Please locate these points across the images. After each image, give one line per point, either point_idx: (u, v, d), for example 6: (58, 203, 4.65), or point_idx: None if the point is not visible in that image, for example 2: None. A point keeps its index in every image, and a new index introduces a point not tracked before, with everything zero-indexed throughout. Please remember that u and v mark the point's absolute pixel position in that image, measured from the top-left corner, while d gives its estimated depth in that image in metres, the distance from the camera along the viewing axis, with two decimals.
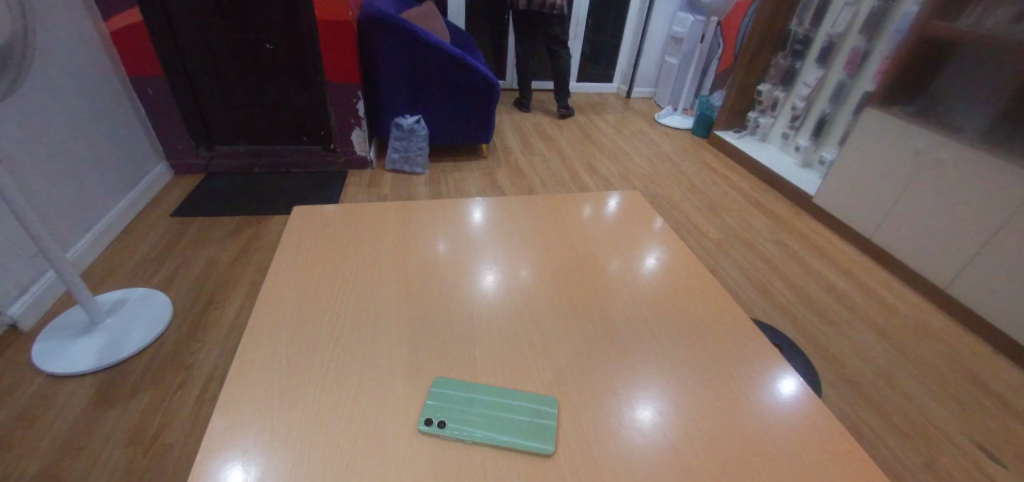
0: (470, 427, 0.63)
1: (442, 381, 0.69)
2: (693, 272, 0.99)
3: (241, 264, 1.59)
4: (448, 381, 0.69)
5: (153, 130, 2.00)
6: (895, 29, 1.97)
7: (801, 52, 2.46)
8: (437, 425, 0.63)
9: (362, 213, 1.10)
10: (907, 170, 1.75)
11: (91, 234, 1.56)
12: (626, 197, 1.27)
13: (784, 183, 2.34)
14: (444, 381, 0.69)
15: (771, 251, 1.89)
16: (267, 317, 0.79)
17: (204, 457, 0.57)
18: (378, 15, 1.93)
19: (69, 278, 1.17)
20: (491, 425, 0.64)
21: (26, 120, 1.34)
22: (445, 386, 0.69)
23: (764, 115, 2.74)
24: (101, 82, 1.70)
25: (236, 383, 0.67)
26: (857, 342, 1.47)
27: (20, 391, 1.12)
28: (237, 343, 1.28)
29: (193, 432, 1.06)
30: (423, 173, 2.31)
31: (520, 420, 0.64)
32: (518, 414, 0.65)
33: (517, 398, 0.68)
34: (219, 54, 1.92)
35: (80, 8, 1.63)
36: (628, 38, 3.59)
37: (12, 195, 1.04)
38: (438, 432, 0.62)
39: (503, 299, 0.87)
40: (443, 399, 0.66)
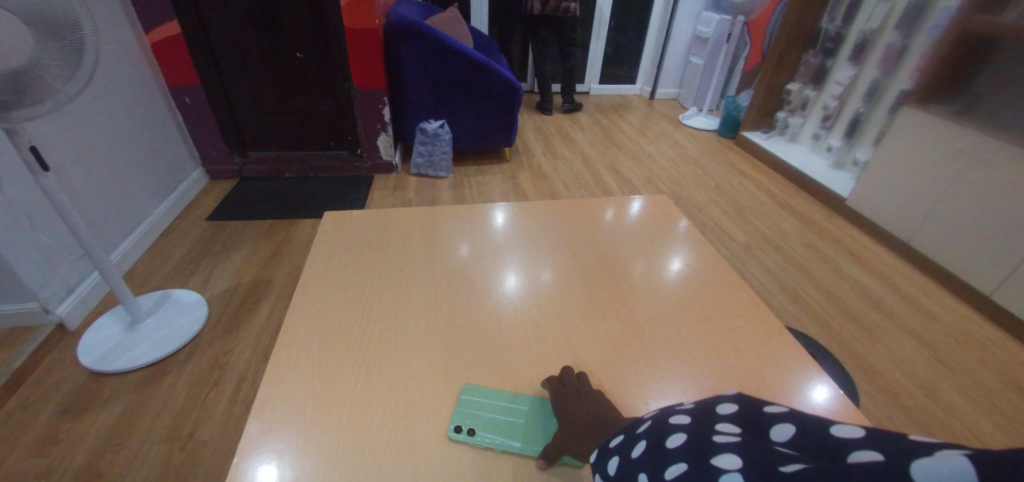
0: (497, 436, 0.63)
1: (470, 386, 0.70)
2: (722, 277, 0.97)
3: (273, 266, 1.64)
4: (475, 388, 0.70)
5: (190, 138, 2.09)
6: (934, 24, 1.87)
7: (832, 50, 2.39)
8: (466, 433, 0.63)
9: (390, 217, 1.12)
10: (949, 172, 1.67)
11: (132, 238, 1.63)
12: (652, 201, 1.24)
13: (816, 184, 2.27)
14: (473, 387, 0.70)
15: (802, 255, 1.83)
16: (300, 321, 0.80)
17: (241, 459, 0.59)
18: (403, 22, 1.97)
19: (112, 279, 1.23)
20: (512, 434, 0.64)
21: (74, 130, 1.41)
22: (474, 393, 0.69)
23: (793, 115, 2.67)
24: (142, 92, 1.78)
25: (272, 383, 0.69)
26: (895, 350, 1.41)
27: (68, 386, 1.18)
28: (269, 344, 1.32)
29: (226, 430, 1.09)
30: (446, 177, 2.34)
31: (539, 433, 0.64)
32: (538, 428, 0.65)
33: (540, 408, 0.68)
34: (252, 63, 1.98)
35: (124, 23, 1.72)
36: (652, 39, 3.55)
37: (64, 205, 1.10)
38: (467, 440, 0.62)
39: (527, 303, 0.87)
40: (471, 405, 0.66)
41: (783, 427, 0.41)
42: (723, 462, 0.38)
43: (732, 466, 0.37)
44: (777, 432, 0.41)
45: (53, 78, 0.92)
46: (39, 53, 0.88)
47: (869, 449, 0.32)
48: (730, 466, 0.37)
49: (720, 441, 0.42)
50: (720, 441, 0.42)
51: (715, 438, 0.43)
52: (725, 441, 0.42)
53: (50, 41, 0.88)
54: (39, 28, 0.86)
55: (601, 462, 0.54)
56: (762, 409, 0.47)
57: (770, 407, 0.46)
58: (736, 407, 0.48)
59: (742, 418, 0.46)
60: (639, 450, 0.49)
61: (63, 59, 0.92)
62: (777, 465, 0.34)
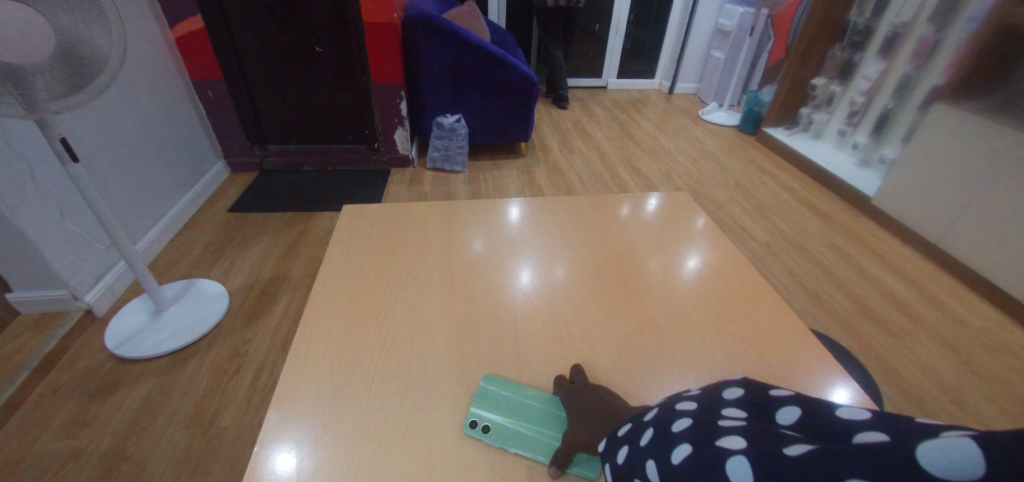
0: (510, 435, 0.63)
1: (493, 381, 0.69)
2: (742, 276, 0.95)
3: (292, 257, 1.66)
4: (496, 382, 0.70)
5: (212, 131, 2.13)
6: (969, 17, 1.78)
7: (861, 44, 2.31)
8: (481, 430, 0.62)
9: (406, 211, 1.12)
10: (983, 170, 1.60)
11: (156, 228, 1.67)
12: (670, 197, 1.22)
13: (840, 183, 2.21)
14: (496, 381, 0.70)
15: (824, 255, 1.79)
16: (319, 313, 0.81)
17: (262, 447, 0.60)
18: (421, 16, 1.97)
19: (138, 268, 1.26)
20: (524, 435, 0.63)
21: (101, 122, 1.45)
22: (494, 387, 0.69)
23: (818, 110, 2.60)
24: (166, 85, 1.82)
25: (291, 373, 0.70)
26: (920, 354, 1.37)
27: (96, 371, 1.22)
28: (288, 334, 1.34)
29: (246, 417, 1.12)
30: (462, 171, 2.34)
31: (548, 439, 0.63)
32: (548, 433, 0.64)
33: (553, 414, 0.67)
34: (272, 57, 2.01)
35: (150, 18, 1.75)
36: (672, 32, 3.49)
37: (92, 195, 1.13)
38: (480, 438, 0.62)
39: (544, 298, 0.87)
40: (486, 400, 0.66)
41: (789, 410, 0.40)
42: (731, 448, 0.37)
43: (736, 450, 0.36)
44: (784, 415, 0.39)
45: (82, 76, 0.95)
46: (68, 52, 0.90)
47: (881, 433, 0.30)
48: (737, 449, 0.36)
49: (725, 425, 0.41)
50: (726, 426, 0.41)
51: (721, 424, 0.41)
52: (731, 426, 0.41)
53: (77, 40, 0.90)
54: (66, 27, 0.88)
55: (609, 449, 0.53)
56: (769, 393, 0.46)
57: (777, 391, 0.45)
58: (743, 393, 0.47)
59: (750, 404, 0.45)
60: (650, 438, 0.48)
61: (90, 56, 0.94)
62: (783, 449, 0.33)
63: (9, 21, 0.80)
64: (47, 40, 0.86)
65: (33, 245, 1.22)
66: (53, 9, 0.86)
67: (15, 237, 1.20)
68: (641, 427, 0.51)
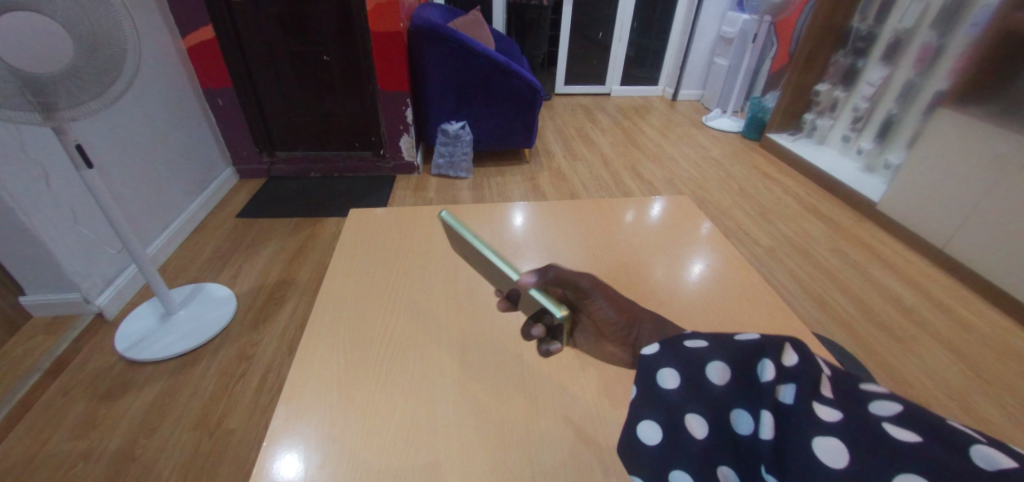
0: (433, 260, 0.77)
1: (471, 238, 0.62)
2: (745, 280, 0.96)
3: (299, 261, 1.69)
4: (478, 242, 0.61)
5: (222, 138, 2.17)
6: (973, 23, 1.78)
7: (864, 50, 2.32)
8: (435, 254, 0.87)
9: (412, 214, 1.14)
10: (988, 176, 1.60)
11: (167, 232, 1.70)
12: (673, 202, 1.23)
13: (845, 188, 2.20)
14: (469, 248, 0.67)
15: (830, 260, 1.78)
16: (327, 313, 0.83)
17: (269, 443, 0.61)
18: (426, 25, 2.00)
19: (148, 271, 1.28)
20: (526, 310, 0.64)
21: (115, 129, 1.48)
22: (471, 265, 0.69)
23: (822, 117, 2.61)
24: (178, 93, 1.86)
25: (299, 371, 0.72)
26: (926, 359, 1.36)
27: (106, 373, 1.24)
28: (295, 337, 1.36)
29: (252, 419, 1.13)
30: (466, 177, 2.36)
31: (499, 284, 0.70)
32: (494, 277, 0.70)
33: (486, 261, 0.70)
34: (281, 66, 2.05)
35: (162, 27, 1.80)
36: (676, 40, 3.52)
37: (105, 200, 1.16)
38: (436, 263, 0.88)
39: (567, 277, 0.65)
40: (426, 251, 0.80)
41: (889, 407, 0.33)
42: (825, 448, 0.32)
43: (840, 457, 0.31)
44: (886, 417, 0.32)
45: (96, 81, 0.97)
46: (83, 55, 0.92)
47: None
48: (836, 460, 0.31)
49: (819, 404, 0.35)
50: (818, 404, 0.35)
51: (809, 402, 0.35)
52: (827, 409, 0.34)
53: (90, 42, 0.92)
54: (79, 29, 0.90)
55: (690, 361, 0.45)
56: (867, 384, 0.37)
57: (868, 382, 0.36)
58: (829, 368, 0.39)
59: (839, 379, 0.37)
60: (745, 379, 0.40)
61: (106, 59, 0.96)
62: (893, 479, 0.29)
63: (20, 32, 0.82)
64: (64, 41, 0.88)
65: (47, 249, 1.25)
66: (62, 13, 0.87)
67: (29, 242, 1.23)
68: (727, 359, 0.43)
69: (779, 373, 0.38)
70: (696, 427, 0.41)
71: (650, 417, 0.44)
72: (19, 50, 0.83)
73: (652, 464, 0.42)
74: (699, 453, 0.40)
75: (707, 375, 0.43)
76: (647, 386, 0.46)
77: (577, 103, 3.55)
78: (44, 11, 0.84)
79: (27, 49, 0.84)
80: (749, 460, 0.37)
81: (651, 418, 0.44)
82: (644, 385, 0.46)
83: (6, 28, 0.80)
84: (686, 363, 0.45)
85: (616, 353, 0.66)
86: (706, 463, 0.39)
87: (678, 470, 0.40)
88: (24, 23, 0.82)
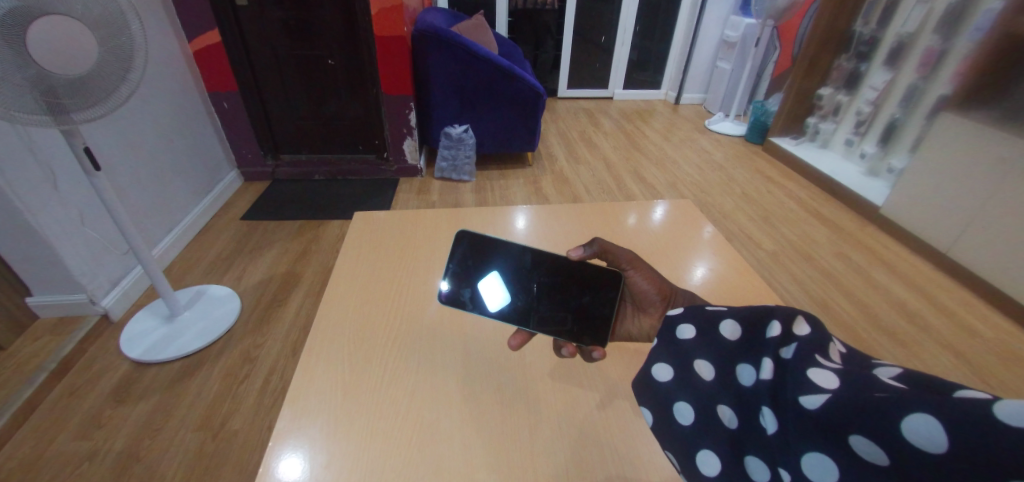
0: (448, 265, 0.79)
1: (494, 263, 0.70)
2: (748, 284, 0.96)
3: (303, 264, 1.70)
4: (508, 253, 0.70)
5: (227, 141, 2.18)
6: (976, 27, 1.78)
7: (866, 54, 2.32)
8: None
9: (416, 218, 1.14)
10: (992, 181, 1.59)
11: (172, 234, 1.71)
12: (675, 206, 1.23)
13: (848, 192, 2.20)
14: (490, 280, 0.70)
15: (833, 264, 1.78)
16: (332, 315, 0.84)
17: (275, 442, 0.62)
18: (430, 30, 2.01)
19: (153, 272, 1.29)
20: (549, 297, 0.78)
21: (121, 132, 1.49)
22: (490, 303, 0.69)
23: (825, 120, 2.61)
24: (184, 96, 1.87)
25: (305, 368, 0.73)
26: (930, 364, 1.35)
27: (111, 374, 1.24)
28: (298, 339, 1.37)
29: (256, 421, 1.14)
30: (469, 180, 2.37)
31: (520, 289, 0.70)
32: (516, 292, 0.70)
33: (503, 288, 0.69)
34: (286, 70, 2.07)
35: (169, 31, 1.81)
36: (678, 44, 3.53)
37: (112, 203, 1.17)
38: None
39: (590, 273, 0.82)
40: None
41: (893, 370, 0.36)
42: (822, 383, 0.36)
43: (832, 383, 0.35)
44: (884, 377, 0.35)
45: (116, 74, 0.99)
46: (102, 52, 0.94)
47: (1015, 418, 0.25)
48: (827, 387, 0.35)
49: (822, 360, 0.38)
50: (822, 359, 0.38)
51: (811, 360, 0.38)
52: (828, 362, 0.38)
53: (104, 29, 0.94)
54: (91, 20, 0.91)
55: (707, 319, 0.51)
56: (877, 363, 0.39)
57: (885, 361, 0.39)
58: (848, 348, 0.42)
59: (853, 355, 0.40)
60: (754, 334, 0.45)
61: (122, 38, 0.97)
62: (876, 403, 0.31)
63: (52, 43, 0.85)
64: (84, 30, 0.90)
65: (54, 251, 1.26)
66: (73, 7, 0.87)
67: (36, 244, 1.24)
68: (744, 324, 0.47)
69: (785, 333, 0.42)
70: (704, 370, 0.47)
71: (664, 361, 0.51)
72: (52, 59, 0.87)
73: (660, 397, 0.49)
74: (704, 392, 0.46)
75: (720, 329, 0.49)
76: (666, 339, 0.53)
77: (580, 106, 3.55)
78: (60, 11, 0.86)
79: (66, 57, 0.88)
80: (748, 403, 0.42)
81: (664, 361, 0.51)
82: (665, 337, 0.53)
83: (39, 43, 0.84)
84: (703, 322, 0.50)
85: (652, 327, 0.72)
86: (709, 401, 0.45)
87: (682, 402, 0.47)
88: (49, 31, 0.85)
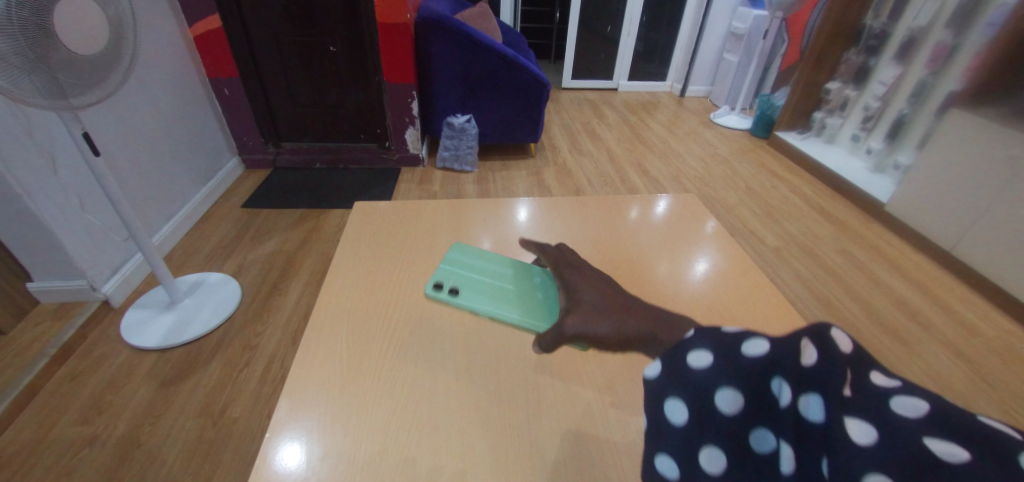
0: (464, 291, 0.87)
1: None
2: (749, 279, 0.95)
3: (304, 252, 1.70)
4: None
5: (227, 128, 2.16)
6: (988, 22, 1.75)
7: (876, 48, 2.28)
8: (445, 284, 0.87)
9: (417, 207, 1.13)
10: (1000, 178, 1.57)
11: (172, 221, 1.71)
12: (678, 200, 1.22)
13: (852, 188, 2.18)
14: None
15: (835, 260, 1.77)
16: (331, 304, 0.83)
17: (272, 435, 0.61)
18: (434, 17, 1.99)
19: (153, 259, 1.28)
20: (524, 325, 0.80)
21: (123, 118, 1.49)
22: None
23: (832, 115, 2.58)
24: (184, 82, 1.85)
25: (303, 359, 0.72)
26: (931, 363, 1.34)
27: (112, 360, 1.25)
28: (298, 328, 1.36)
29: (256, 409, 1.14)
30: (471, 171, 2.36)
31: None
32: None
33: None
34: (288, 56, 2.04)
35: (169, 15, 1.78)
36: (685, 35, 3.48)
37: (112, 189, 1.16)
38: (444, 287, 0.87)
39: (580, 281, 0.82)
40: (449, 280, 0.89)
41: (914, 404, 0.30)
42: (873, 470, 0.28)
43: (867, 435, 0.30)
44: (911, 419, 0.29)
45: (117, 49, 0.99)
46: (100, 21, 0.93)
47: None
48: (863, 442, 0.30)
49: (848, 417, 0.32)
50: (847, 417, 0.32)
51: (836, 413, 0.32)
52: (856, 421, 0.31)
53: None
54: None
55: (696, 381, 0.41)
56: (878, 374, 0.34)
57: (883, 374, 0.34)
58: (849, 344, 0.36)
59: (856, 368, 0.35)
60: (761, 395, 0.37)
61: (113, 12, 0.96)
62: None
63: (72, 34, 0.88)
64: (83, 5, 0.88)
65: (55, 237, 1.26)
66: None
67: (36, 230, 1.24)
68: (736, 376, 0.39)
69: (795, 382, 0.35)
70: (713, 459, 0.38)
71: (676, 395, 0.42)
72: (77, 46, 0.90)
73: None
74: None
75: (717, 401, 0.39)
76: (674, 363, 0.44)
77: (584, 97, 3.52)
78: None
79: (87, 39, 0.91)
80: None
81: (663, 451, 0.41)
82: (653, 413, 0.43)
83: (65, 38, 0.87)
84: (693, 389, 0.41)
85: None
86: None
87: None
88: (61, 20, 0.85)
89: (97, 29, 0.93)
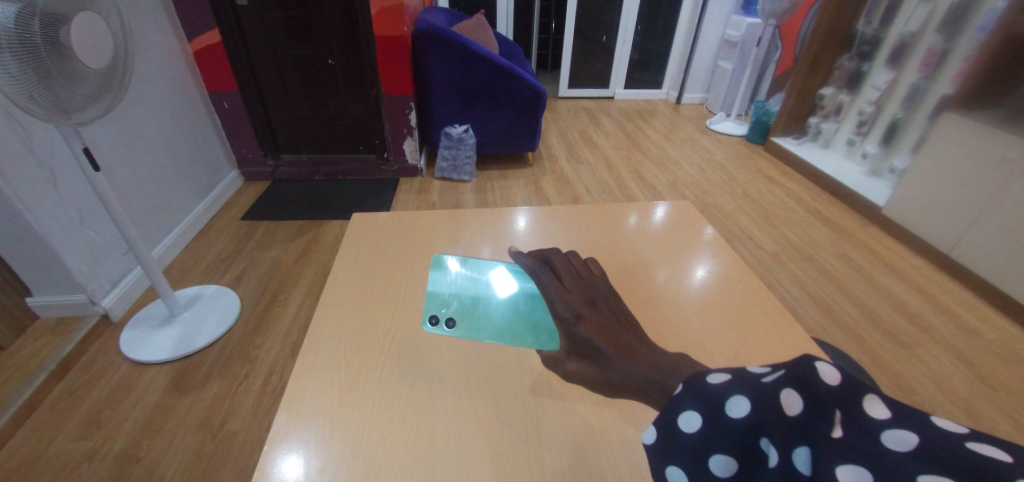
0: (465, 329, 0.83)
1: None
2: (747, 286, 0.95)
3: (303, 263, 1.70)
4: None
5: (227, 142, 2.18)
6: (978, 27, 1.77)
7: (868, 53, 2.31)
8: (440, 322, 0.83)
9: (416, 218, 1.14)
10: (995, 181, 1.58)
11: (172, 234, 1.71)
12: (675, 207, 1.23)
13: (849, 193, 2.19)
14: None
15: (833, 264, 1.78)
16: (330, 316, 0.83)
17: (270, 452, 0.60)
18: (431, 29, 2.01)
19: (153, 272, 1.29)
20: (518, 345, 0.79)
21: (122, 132, 1.50)
22: None
23: (827, 120, 2.60)
24: (184, 96, 1.87)
25: (303, 371, 0.72)
26: (933, 366, 1.34)
27: (110, 375, 1.24)
28: (297, 340, 1.36)
29: (255, 422, 1.13)
30: (469, 180, 2.37)
31: None
32: None
33: None
34: (287, 70, 2.07)
35: (169, 31, 1.81)
36: (679, 43, 3.52)
37: (112, 204, 1.16)
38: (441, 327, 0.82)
39: (557, 293, 0.70)
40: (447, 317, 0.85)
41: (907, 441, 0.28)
42: None
43: None
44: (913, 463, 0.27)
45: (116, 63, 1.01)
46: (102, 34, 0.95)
47: None
48: None
49: (837, 465, 0.29)
50: (837, 465, 0.29)
51: (826, 461, 0.29)
52: (845, 467, 0.29)
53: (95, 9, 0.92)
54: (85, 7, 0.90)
55: (690, 448, 0.38)
56: (875, 411, 0.32)
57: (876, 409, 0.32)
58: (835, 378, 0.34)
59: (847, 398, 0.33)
60: (750, 450, 0.34)
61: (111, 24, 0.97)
62: None
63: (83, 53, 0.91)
64: (84, 19, 0.90)
65: (54, 252, 1.26)
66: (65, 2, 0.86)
67: (36, 245, 1.24)
68: (722, 436, 0.36)
69: (782, 429, 0.33)
70: None
71: (674, 465, 0.39)
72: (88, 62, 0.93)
73: None
74: None
75: (711, 465, 0.36)
76: (665, 428, 0.41)
77: (581, 106, 3.55)
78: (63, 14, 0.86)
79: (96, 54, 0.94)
80: None
81: None
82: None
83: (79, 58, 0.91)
84: (688, 453, 0.38)
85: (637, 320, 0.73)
86: None
87: None
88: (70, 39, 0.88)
89: (101, 41, 0.95)
